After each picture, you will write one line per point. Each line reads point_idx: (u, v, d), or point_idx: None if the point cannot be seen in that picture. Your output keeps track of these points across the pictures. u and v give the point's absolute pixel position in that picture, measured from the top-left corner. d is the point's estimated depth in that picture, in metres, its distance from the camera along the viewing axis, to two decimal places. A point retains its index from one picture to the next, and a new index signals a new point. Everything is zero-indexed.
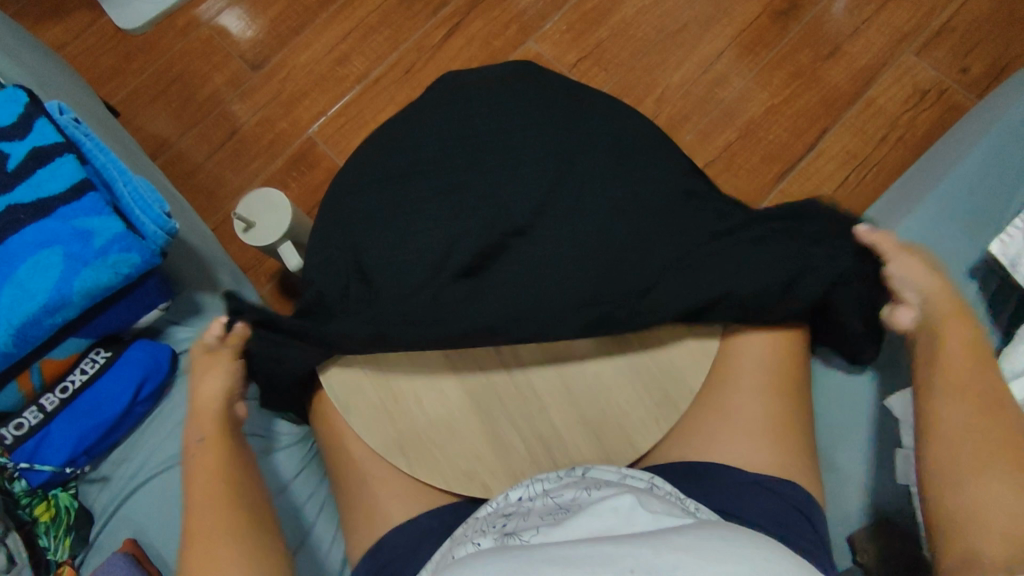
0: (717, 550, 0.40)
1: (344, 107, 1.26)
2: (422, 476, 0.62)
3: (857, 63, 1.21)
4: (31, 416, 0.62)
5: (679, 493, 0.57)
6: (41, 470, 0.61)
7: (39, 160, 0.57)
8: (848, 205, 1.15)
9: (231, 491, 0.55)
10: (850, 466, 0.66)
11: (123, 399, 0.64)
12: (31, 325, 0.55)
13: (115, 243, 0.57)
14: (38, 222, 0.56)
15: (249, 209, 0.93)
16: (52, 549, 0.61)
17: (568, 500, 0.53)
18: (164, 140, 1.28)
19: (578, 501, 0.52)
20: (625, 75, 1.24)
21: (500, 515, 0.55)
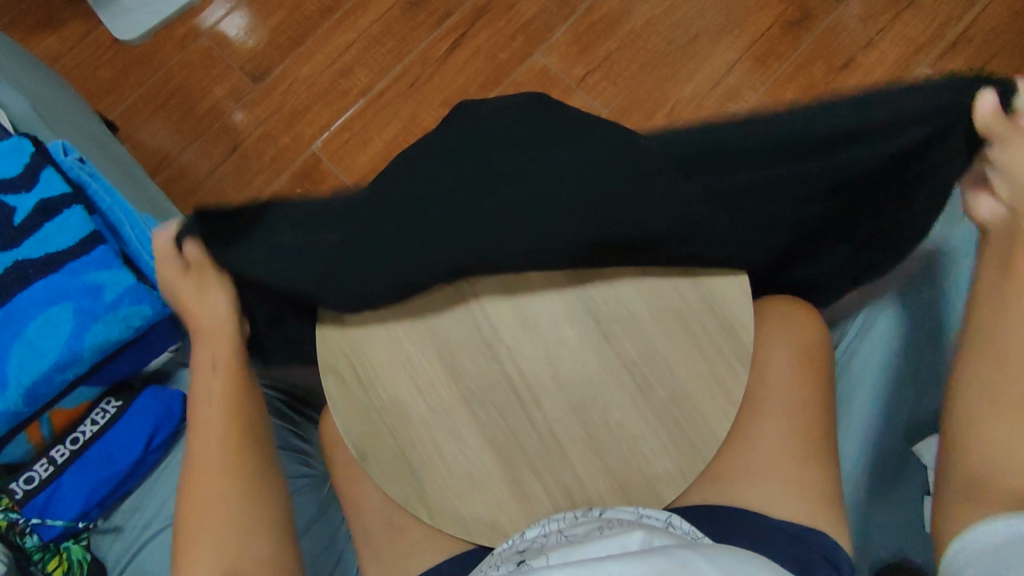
0: None
1: (349, 121, 1.24)
2: (443, 527, 0.61)
3: (871, 74, 1.19)
4: (42, 468, 0.61)
5: (696, 530, 0.57)
6: (53, 525, 0.60)
7: (47, 213, 0.55)
8: None
9: None
10: None
11: (135, 449, 0.62)
12: (42, 383, 0.53)
13: (126, 296, 0.55)
14: (48, 277, 0.54)
15: None
16: None
17: (580, 534, 0.54)
18: (165, 156, 1.26)
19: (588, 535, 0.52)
20: (634, 88, 1.22)
21: (515, 552, 0.55)
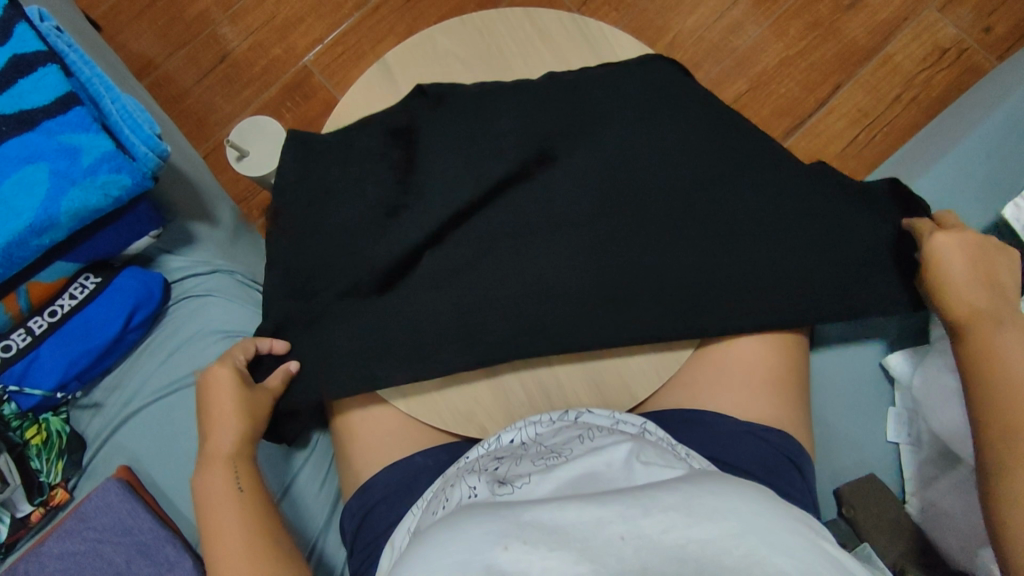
0: (705, 506, 0.37)
1: (342, 36, 1.20)
2: (419, 414, 0.62)
3: (878, 16, 1.16)
4: (19, 338, 0.60)
5: (671, 440, 0.56)
6: (32, 394, 0.60)
7: (20, 69, 0.53)
8: (855, 164, 1.14)
9: None
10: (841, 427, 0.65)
11: (115, 326, 0.63)
12: (17, 245, 0.53)
13: (104, 162, 0.54)
14: (21, 135, 0.53)
15: (245, 136, 0.90)
16: (45, 472, 0.60)
17: (560, 445, 0.53)
18: (150, 61, 1.21)
19: (570, 448, 0.51)
20: (637, 17, 1.18)
21: (492, 459, 0.55)
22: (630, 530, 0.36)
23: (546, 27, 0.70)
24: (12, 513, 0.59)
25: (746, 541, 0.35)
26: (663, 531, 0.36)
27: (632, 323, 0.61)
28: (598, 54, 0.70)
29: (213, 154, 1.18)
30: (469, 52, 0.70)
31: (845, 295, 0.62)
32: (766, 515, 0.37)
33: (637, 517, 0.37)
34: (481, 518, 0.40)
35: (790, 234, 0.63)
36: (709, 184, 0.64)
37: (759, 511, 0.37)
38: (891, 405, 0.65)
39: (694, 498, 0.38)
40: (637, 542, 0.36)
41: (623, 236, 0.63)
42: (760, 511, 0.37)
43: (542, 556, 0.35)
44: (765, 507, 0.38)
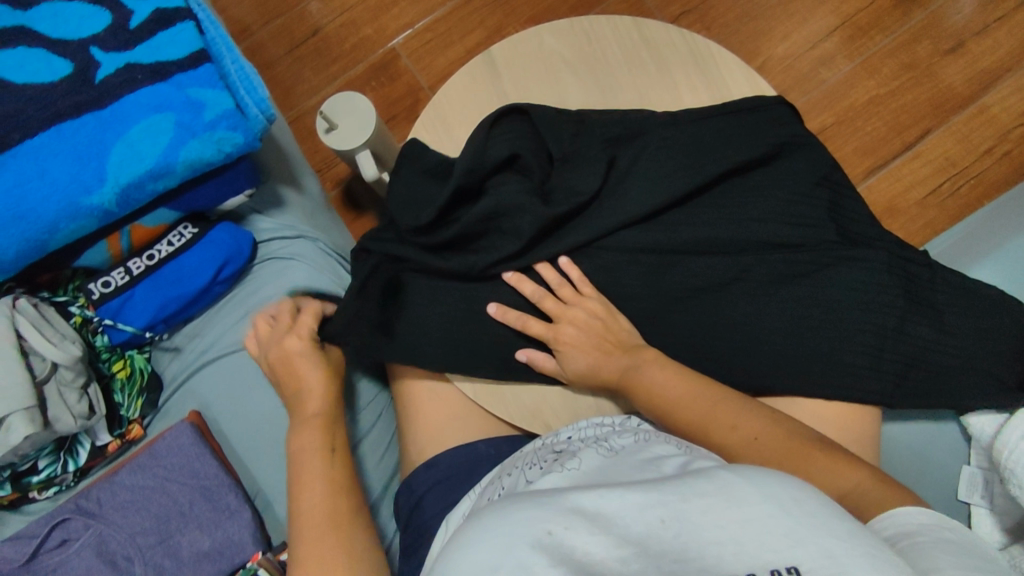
0: (743, 489, 0.34)
1: (433, 22, 1.22)
2: (485, 404, 0.64)
3: (979, 64, 1.13)
4: (118, 277, 0.63)
5: None
6: (123, 330, 0.63)
7: (161, 23, 0.56)
8: (937, 213, 1.10)
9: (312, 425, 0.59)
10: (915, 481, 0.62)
11: (205, 277, 0.65)
12: (135, 187, 0.55)
13: (223, 120, 0.56)
14: (154, 85, 0.55)
15: (335, 110, 0.92)
16: (125, 407, 0.64)
17: (623, 446, 0.52)
18: (245, 27, 1.25)
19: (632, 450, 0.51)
20: (728, 37, 1.17)
21: (551, 451, 0.56)
22: (671, 512, 0.34)
23: (653, 38, 0.71)
24: (93, 440, 0.61)
25: (785, 523, 0.32)
26: (704, 512, 0.33)
27: (706, 346, 0.62)
28: (703, 70, 0.70)
29: (295, 123, 1.22)
30: (573, 55, 0.71)
31: (941, 376, 0.59)
32: (801, 502, 0.34)
33: (676, 500, 0.34)
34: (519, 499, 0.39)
35: (882, 271, 0.60)
36: (799, 210, 0.64)
37: (795, 497, 0.34)
38: (966, 463, 0.61)
39: (725, 480, 0.35)
40: (679, 525, 0.33)
41: (709, 258, 0.63)
42: (804, 499, 0.34)
43: (586, 536, 0.33)
44: (811, 501, 0.34)
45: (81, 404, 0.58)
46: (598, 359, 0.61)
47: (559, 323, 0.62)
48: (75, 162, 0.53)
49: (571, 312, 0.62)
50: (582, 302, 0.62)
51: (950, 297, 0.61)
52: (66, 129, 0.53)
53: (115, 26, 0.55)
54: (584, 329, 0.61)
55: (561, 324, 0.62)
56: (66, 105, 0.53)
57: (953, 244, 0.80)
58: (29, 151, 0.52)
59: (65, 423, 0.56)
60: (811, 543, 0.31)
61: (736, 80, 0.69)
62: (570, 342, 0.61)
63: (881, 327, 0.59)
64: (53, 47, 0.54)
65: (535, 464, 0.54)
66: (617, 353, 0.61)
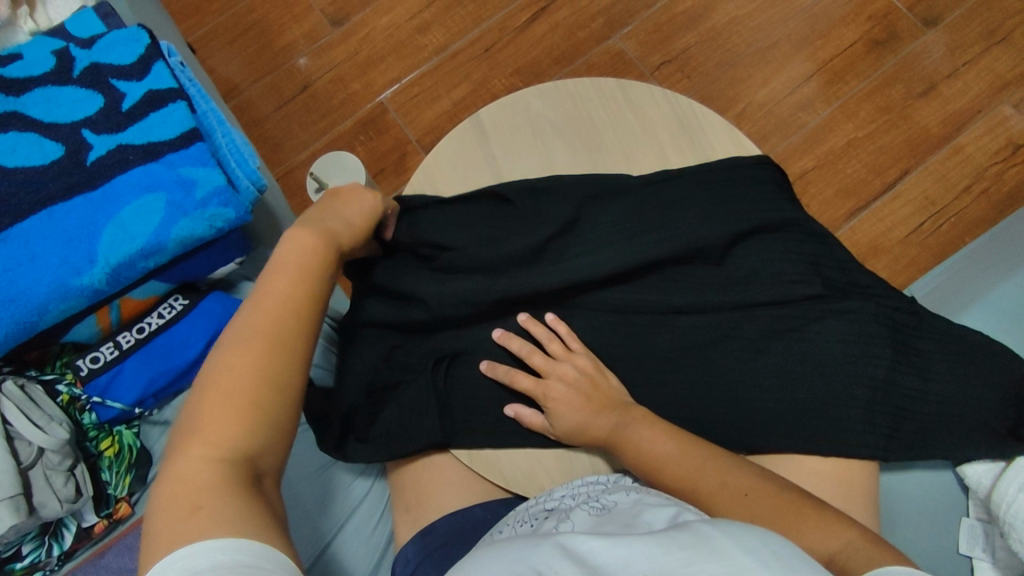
0: (724, 542, 0.33)
1: (420, 77, 1.24)
2: (480, 469, 0.64)
3: (950, 106, 1.17)
4: (107, 351, 0.62)
5: None
6: (111, 407, 0.62)
7: (153, 104, 0.57)
8: (921, 252, 1.12)
9: (253, 404, 0.43)
10: (916, 534, 0.60)
11: (196, 348, 0.64)
12: (126, 266, 0.55)
13: (215, 196, 0.57)
14: (146, 165, 0.56)
15: (324, 170, 0.93)
16: (112, 485, 0.61)
17: (615, 501, 0.52)
18: (235, 85, 1.27)
19: (625, 505, 0.50)
20: (708, 84, 1.21)
21: (543, 510, 0.55)
22: (654, 567, 0.33)
23: (636, 98, 0.74)
24: (79, 522, 0.60)
25: None
26: (687, 565, 0.32)
27: (703, 405, 0.62)
28: (686, 129, 0.72)
29: (285, 178, 1.22)
30: (560, 117, 0.73)
31: (936, 427, 0.59)
32: (785, 556, 0.33)
33: (660, 554, 0.34)
34: (496, 554, 0.38)
35: (868, 322, 0.61)
36: (784, 264, 0.65)
37: (778, 550, 0.33)
38: (965, 516, 0.60)
39: (713, 537, 0.34)
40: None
41: (700, 316, 0.64)
42: (786, 553, 0.33)
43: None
44: (802, 562, 0.33)
45: (68, 487, 0.56)
46: (586, 416, 0.60)
47: (547, 378, 0.62)
48: (66, 244, 0.53)
49: (560, 368, 0.62)
50: (570, 358, 0.62)
51: (935, 345, 0.61)
52: (57, 213, 0.53)
53: (107, 109, 0.56)
54: (572, 386, 0.61)
55: (550, 380, 0.61)
56: (57, 187, 0.54)
57: (940, 290, 0.81)
58: (19, 234, 0.53)
59: (50, 508, 0.54)
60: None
61: (719, 139, 0.72)
62: (558, 398, 0.61)
63: (871, 379, 0.59)
64: (46, 130, 0.55)
65: (528, 523, 0.54)
66: (605, 412, 0.59)
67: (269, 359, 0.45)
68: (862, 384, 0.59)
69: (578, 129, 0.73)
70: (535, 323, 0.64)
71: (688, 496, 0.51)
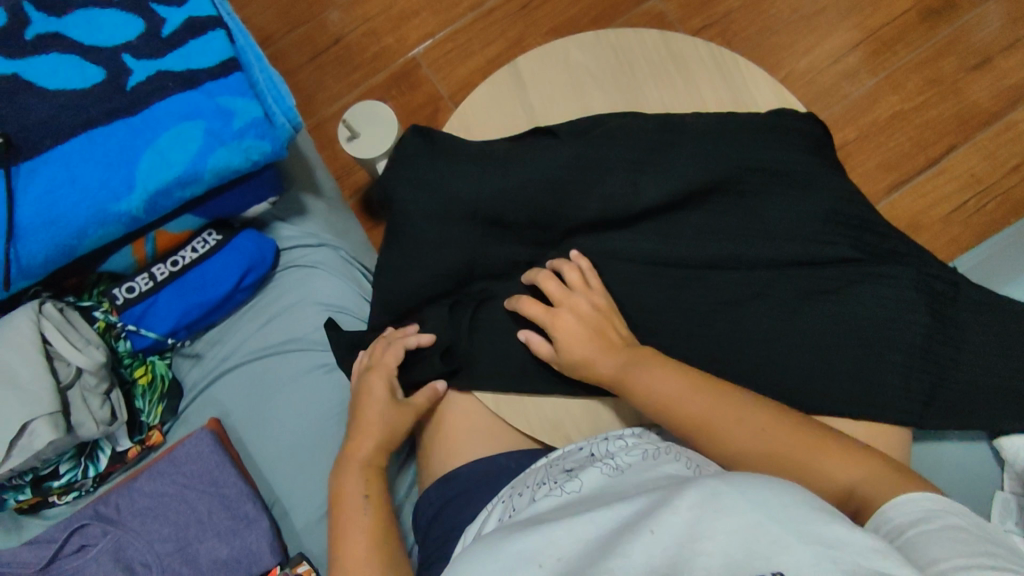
0: (729, 498, 0.34)
1: (453, 32, 1.22)
2: (506, 414, 0.64)
3: (1005, 80, 1.12)
4: (142, 281, 0.63)
5: None
6: (145, 336, 0.63)
7: (193, 32, 0.56)
8: (962, 231, 1.09)
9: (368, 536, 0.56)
10: None
11: (228, 284, 0.65)
12: (163, 194, 0.55)
13: (252, 128, 0.57)
14: (184, 93, 0.55)
15: (356, 119, 0.92)
16: (145, 413, 0.64)
17: (631, 456, 0.52)
18: (268, 34, 1.25)
19: (641, 461, 0.51)
20: (749, 50, 1.17)
21: (562, 471, 0.54)
22: (661, 525, 0.35)
23: (680, 51, 0.71)
24: (113, 446, 0.61)
25: (771, 530, 0.32)
26: (692, 524, 0.34)
27: (734, 364, 0.61)
28: (731, 85, 0.70)
29: (314, 130, 1.22)
30: (600, 68, 0.71)
31: (976, 398, 0.57)
32: (793, 507, 0.33)
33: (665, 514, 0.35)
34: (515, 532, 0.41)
35: (908, 287, 0.59)
36: (826, 222, 0.63)
37: (784, 502, 0.34)
38: (999, 490, 0.58)
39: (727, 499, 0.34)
40: (667, 536, 0.34)
41: (735, 273, 0.63)
42: (790, 502, 0.34)
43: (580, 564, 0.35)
44: (807, 508, 0.34)
45: (104, 410, 0.57)
46: (592, 351, 0.58)
47: (559, 309, 0.60)
48: (105, 168, 0.53)
49: (572, 300, 0.60)
50: (587, 293, 0.61)
51: (973, 315, 0.59)
52: (97, 136, 0.54)
53: (148, 35, 0.56)
54: (582, 318, 0.60)
55: (561, 311, 0.60)
56: (98, 111, 0.54)
57: (985, 264, 0.79)
58: (61, 156, 0.53)
59: (87, 429, 0.56)
60: (808, 557, 0.30)
61: (764, 97, 0.69)
62: (566, 328, 0.59)
63: (909, 345, 0.58)
64: (87, 54, 0.55)
65: (547, 482, 0.53)
66: (613, 349, 0.58)
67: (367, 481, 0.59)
68: (901, 349, 0.58)
69: (619, 81, 0.71)
70: (564, 262, 0.63)
71: (718, 450, 0.51)
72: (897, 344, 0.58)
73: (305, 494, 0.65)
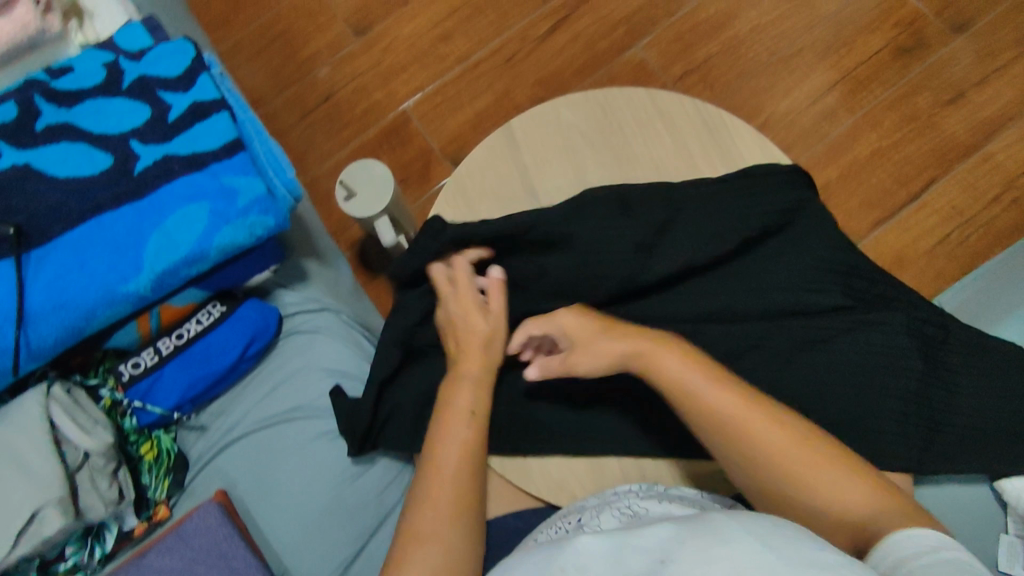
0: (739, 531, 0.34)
1: (443, 86, 1.26)
2: (513, 477, 0.64)
3: (977, 114, 1.16)
4: (147, 357, 0.63)
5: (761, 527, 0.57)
6: (151, 411, 0.63)
7: (197, 115, 0.58)
8: (948, 262, 1.11)
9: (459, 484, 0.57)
10: None
11: (233, 354, 0.66)
12: (170, 273, 0.56)
13: (256, 204, 0.58)
14: (190, 175, 0.57)
15: (352, 179, 0.94)
16: (152, 488, 0.63)
17: (641, 501, 0.55)
18: (262, 94, 1.29)
19: (651, 510, 0.52)
20: (730, 94, 1.21)
21: (571, 515, 0.56)
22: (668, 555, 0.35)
23: (665, 109, 0.74)
24: (120, 525, 0.61)
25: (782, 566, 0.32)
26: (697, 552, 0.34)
27: None
28: (716, 139, 0.72)
29: (310, 186, 1.24)
30: (590, 128, 0.74)
31: (991, 447, 0.56)
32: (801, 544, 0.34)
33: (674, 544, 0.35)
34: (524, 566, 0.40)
35: (898, 333, 0.61)
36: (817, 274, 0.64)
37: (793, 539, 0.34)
38: (1004, 533, 0.56)
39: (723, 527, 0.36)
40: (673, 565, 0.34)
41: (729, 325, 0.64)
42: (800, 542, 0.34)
43: None
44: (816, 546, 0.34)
45: (111, 490, 0.57)
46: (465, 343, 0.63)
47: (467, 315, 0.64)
48: (114, 251, 0.55)
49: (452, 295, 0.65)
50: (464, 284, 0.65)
51: (965, 359, 0.61)
52: (106, 221, 0.55)
53: (153, 120, 0.58)
54: (454, 300, 0.65)
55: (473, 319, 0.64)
56: (106, 196, 0.55)
57: (973, 301, 0.81)
58: (70, 242, 0.54)
59: (94, 511, 0.55)
60: None
61: (749, 150, 0.72)
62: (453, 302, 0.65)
63: (905, 390, 0.59)
64: (95, 141, 0.56)
65: (558, 526, 0.55)
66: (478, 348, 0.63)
67: (468, 451, 0.58)
68: (896, 395, 0.59)
69: (610, 139, 0.73)
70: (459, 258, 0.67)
71: None
72: (891, 391, 0.59)
73: (314, 565, 0.64)
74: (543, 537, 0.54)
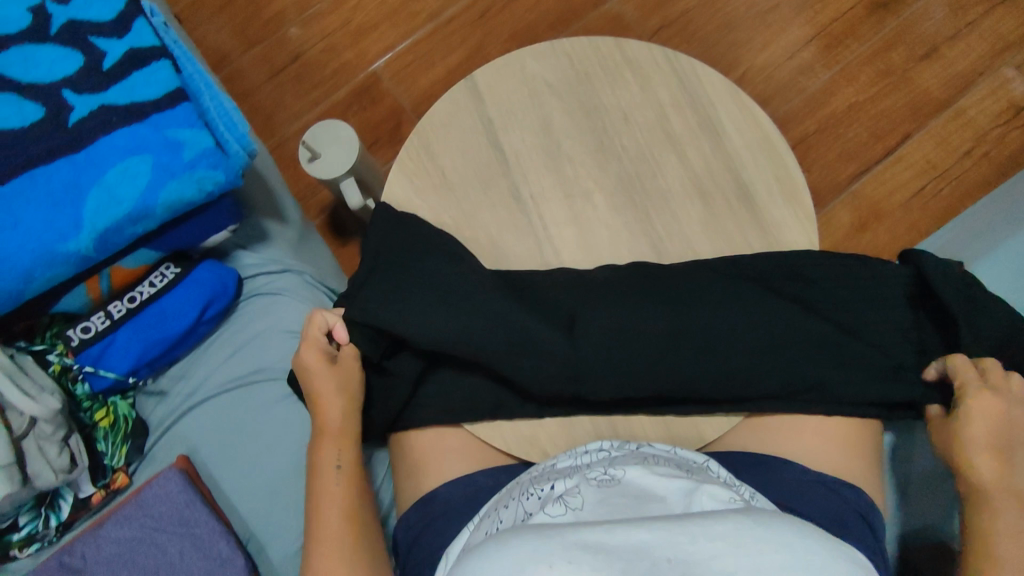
0: (759, 537, 0.37)
1: (413, 45, 1.21)
2: (483, 435, 0.63)
3: (953, 68, 1.15)
4: (98, 321, 0.61)
5: (735, 479, 0.54)
6: (105, 376, 0.61)
7: (135, 63, 0.55)
8: (923, 215, 1.11)
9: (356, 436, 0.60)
10: None
11: (189, 317, 0.63)
12: (114, 231, 0.53)
13: (204, 158, 0.55)
14: (129, 126, 0.54)
15: (317, 139, 0.91)
16: (109, 455, 0.62)
17: (618, 460, 0.54)
18: (225, 54, 1.23)
19: (635, 470, 0.51)
20: (708, 48, 1.18)
21: (541, 480, 0.54)
22: (677, 553, 0.36)
23: (635, 58, 0.71)
24: (75, 492, 0.60)
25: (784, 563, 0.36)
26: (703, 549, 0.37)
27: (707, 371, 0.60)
28: (687, 88, 0.70)
29: (277, 149, 1.20)
30: (558, 79, 0.71)
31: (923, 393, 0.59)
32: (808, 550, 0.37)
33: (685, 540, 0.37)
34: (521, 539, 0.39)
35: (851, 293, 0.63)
36: (775, 228, 0.66)
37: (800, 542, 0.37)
38: None
39: (818, 558, 0.37)
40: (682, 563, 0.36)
41: (698, 276, 0.63)
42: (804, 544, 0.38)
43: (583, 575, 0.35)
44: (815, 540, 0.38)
45: (62, 458, 0.56)
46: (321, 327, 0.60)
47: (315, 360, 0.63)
48: (50, 208, 0.52)
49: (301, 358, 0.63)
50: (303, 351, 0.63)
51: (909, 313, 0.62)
52: (40, 176, 0.52)
53: (87, 69, 0.54)
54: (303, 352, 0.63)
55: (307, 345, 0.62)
56: (38, 150, 0.52)
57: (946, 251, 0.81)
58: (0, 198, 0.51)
59: (44, 478, 0.54)
60: None
61: (722, 100, 0.69)
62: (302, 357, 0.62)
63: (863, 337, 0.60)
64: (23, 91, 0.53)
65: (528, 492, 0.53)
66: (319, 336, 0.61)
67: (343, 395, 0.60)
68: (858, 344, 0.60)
69: (578, 90, 0.71)
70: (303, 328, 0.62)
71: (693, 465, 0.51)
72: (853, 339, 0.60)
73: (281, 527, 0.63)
74: (516, 508, 0.52)
